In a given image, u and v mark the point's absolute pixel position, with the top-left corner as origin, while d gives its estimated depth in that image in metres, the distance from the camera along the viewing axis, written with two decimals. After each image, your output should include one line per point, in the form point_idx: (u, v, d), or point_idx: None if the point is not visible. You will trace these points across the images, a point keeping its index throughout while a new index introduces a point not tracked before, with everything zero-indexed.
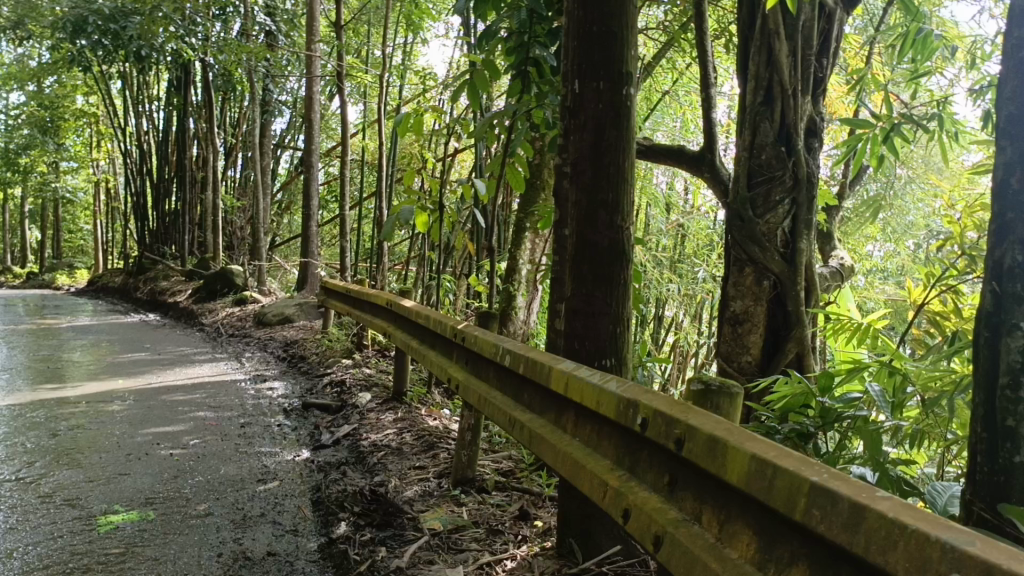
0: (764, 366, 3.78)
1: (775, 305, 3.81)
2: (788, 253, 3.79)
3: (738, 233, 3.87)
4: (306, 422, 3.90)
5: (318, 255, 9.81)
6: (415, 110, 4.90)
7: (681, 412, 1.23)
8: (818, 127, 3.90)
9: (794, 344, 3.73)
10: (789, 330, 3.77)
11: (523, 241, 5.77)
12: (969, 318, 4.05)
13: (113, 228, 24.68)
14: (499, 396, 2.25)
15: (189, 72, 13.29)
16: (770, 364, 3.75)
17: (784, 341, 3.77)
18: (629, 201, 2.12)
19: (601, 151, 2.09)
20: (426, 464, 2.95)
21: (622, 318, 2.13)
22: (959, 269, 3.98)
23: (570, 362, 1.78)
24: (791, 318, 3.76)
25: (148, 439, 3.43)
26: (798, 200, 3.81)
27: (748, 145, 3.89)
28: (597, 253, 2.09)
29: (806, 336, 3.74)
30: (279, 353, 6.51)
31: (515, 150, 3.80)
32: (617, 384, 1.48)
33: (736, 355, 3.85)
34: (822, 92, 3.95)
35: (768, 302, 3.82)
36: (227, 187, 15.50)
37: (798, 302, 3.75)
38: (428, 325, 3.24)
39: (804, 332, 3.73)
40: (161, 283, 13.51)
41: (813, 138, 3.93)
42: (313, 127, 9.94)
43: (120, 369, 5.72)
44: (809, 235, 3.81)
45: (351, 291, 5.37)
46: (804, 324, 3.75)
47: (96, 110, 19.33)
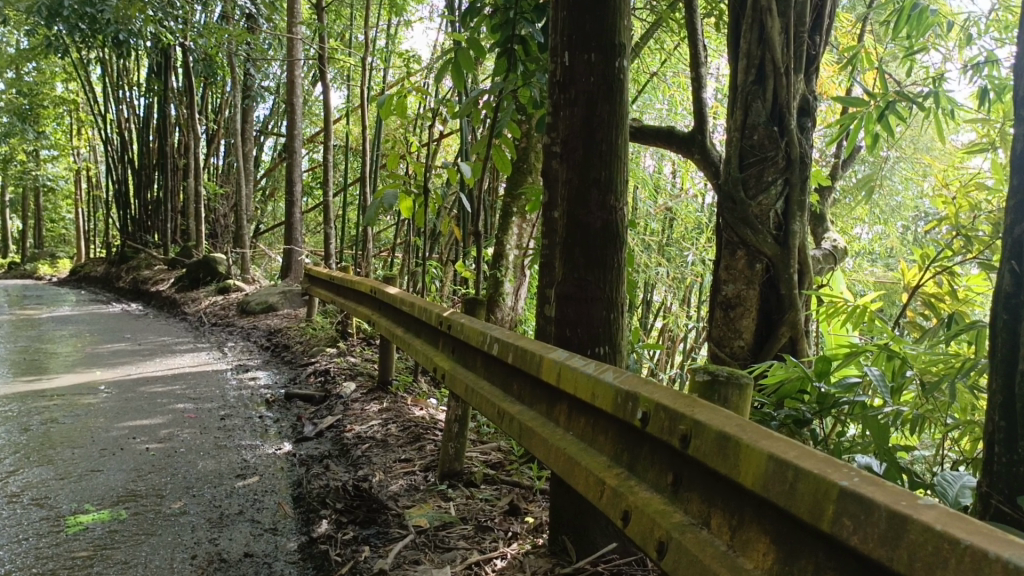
0: (757, 351, 3.68)
1: (768, 289, 3.71)
2: (782, 236, 3.69)
3: (731, 215, 3.77)
4: (289, 413, 3.79)
5: (302, 242, 9.66)
6: (398, 90, 4.75)
7: (686, 405, 1.13)
8: (811, 107, 3.80)
9: (787, 328, 3.63)
10: (783, 314, 3.68)
11: (511, 225, 5.68)
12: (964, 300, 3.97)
13: (94, 217, 24.34)
14: (486, 386, 2.14)
15: (168, 57, 13.01)
16: (764, 348, 3.66)
17: (778, 325, 3.67)
18: (622, 180, 2.01)
19: (592, 128, 1.98)
20: (412, 457, 2.84)
21: (616, 303, 2.02)
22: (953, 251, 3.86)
23: (561, 351, 1.68)
24: (785, 301, 3.66)
25: (123, 433, 3.30)
26: (792, 181, 3.71)
27: (741, 125, 3.78)
28: (589, 235, 1.98)
29: (799, 319, 3.64)
30: (263, 342, 6.38)
31: (501, 131, 3.67)
32: (614, 375, 1.38)
33: (730, 340, 3.76)
34: (816, 69, 3.84)
35: (761, 286, 3.72)
36: (209, 174, 15.27)
37: (791, 285, 3.65)
38: (412, 312, 3.13)
39: (798, 316, 3.63)
40: (143, 272, 13.30)
41: (806, 117, 3.82)
42: (295, 111, 9.75)
43: (99, 360, 5.57)
44: (802, 217, 3.71)
45: (335, 278, 5.24)
46: (797, 307, 3.65)
47: (74, 96, 18.97)
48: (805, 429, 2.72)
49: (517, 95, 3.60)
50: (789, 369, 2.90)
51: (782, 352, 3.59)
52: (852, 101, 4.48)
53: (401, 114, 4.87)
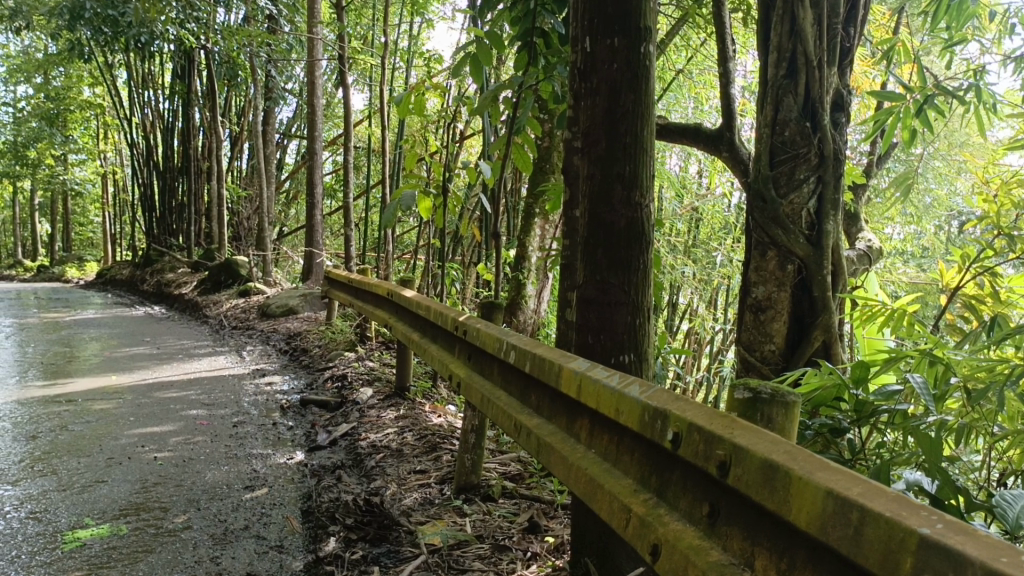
0: (788, 355, 3.51)
1: (800, 291, 3.53)
2: (814, 236, 3.52)
3: (760, 215, 3.60)
4: (303, 420, 3.68)
5: (323, 245, 9.60)
6: (417, 88, 4.62)
7: (724, 427, 0.98)
8: (846, 101, 3.62)
9: (819, 332, 3.45)
10: (815, 317, 3.49)
11: (534, 227, 5.57)
12: (1006, 303, 3.78)
13: (120, 221, 24.57)
14: (503, 397, 2.01)
15: (191, 60, 13.02)
16: (796, 353, 3.48)
17: (810, 328, 3.49)
18: (648, 174, 1.86)
19: (616, 119, 1.83)
20: (428, 469, 2.71)
21: (642, 308, 1.86)
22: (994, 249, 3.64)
23: (583, 360, 1.54)
24: (817, 304, 3.48)
25: (132, 441, 3.20)
26: (824, 178, 3.53)
27: (771, 121, 3.62)
28: (613, 234, 1.83)
29: (833, 323, 3.46)
30: (281, 345, 6.30)
31: (522, 128, 3.53)
32: (640, 389, 1.24)
33: (759, 344, 3.59)
34: (850, 63, 3.66)
35: (792, 288, 3.55)
36: (233, 177, 15.31)
37: (824, 287, 3.46)
38: (429, 316, 3.01)
39: (831, 319, 3.45)
40: (167, 275, 13.32)
41: (839, 112, 3.64)
42: (316, 112, 9.67)
43: (116, 364, 5.51)
44: (835, 216, 3.53)
45: (353, 280, 5.13)
46: (831, 310, 3.47)
47: (101, 101, 19.11)
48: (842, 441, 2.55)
49: (538, 90, 3.46)
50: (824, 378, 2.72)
51: (816, 358, 3.41)
52: (888, 96, 4.30)
53: (420, 113, 4.75)
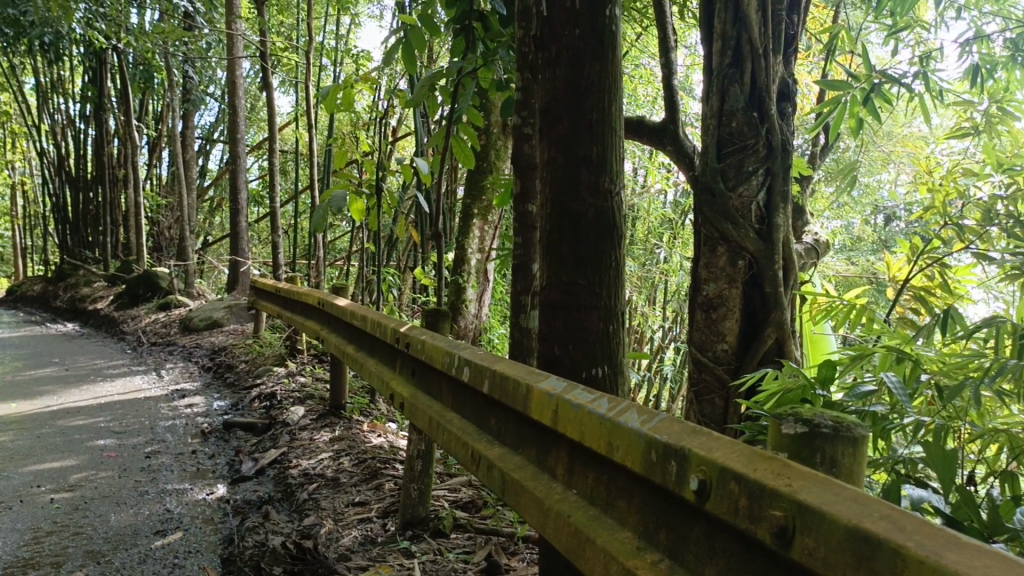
0: (744, 354, 3.32)
1: (752, 287, 3.34)
2: (764, 230, 3.33)
3: (709, 209, 3.39)
4: (225, 447, 3.32)
5: (250, 254, 9.13)
6: (344, 81, 4.28)
7: (777, 475, 0.72)
8: (793, 89, 3.44)
9: (773, 329, 3.27)
10: (767, 313, 3.31)
11: (472, 228, 5.31)
12: (956, 294, 3.64)
13: (31, 233, 23.27)
14: (454, 421, 1.73)
15: (103, 62, 12.27)
16: (749, 353, 3.29)
17: (762, 325, 3.30)
18: (617, 157, 1.61)
19: (579, 94, 1.58)
20: (368, 500, 2.41)
21: (615, 312, 1.60)
22: (942, 239, 3.51)
23: (554, 379, 1.28)
24: (769, 301, 3.29)
25: (26, 480, 2.79)
26: (773, 169, 3.35)
27: (716, 112, 3.42)
28: (577, 227, 1.58)
29: (785, 319, 3.29)
30: (204, 362, 5.88)
31: (460, 120, 3.25)
32: (638, 417, 0.98)
33: (711, 343, 3.38)
34: (795, 51, 3.50)
35: (744, 284, 3.34)
36: (153, 184, 14.58)
37: (776, 284, 3.28)
38: (364, 327, 2.71)
39: (784, 316, 3.27)
40: (83, 290, 12.58)
41: (786, 102, 3.47)
42: (238, 115, 9.16)
43: (18, 388, 5.00)
44: (785, 209, 3.34)
45: (281, 290, 4.77)
46: (783, 306, 3.29)
47: (8, 107, 18.02)
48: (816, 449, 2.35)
49: (477, 77, 3.18)
50: (785, 381, 2.53)
51: (773, 358, 3.22)
52: (835, 85, 4.14)
53: (348, 108, 4.41)
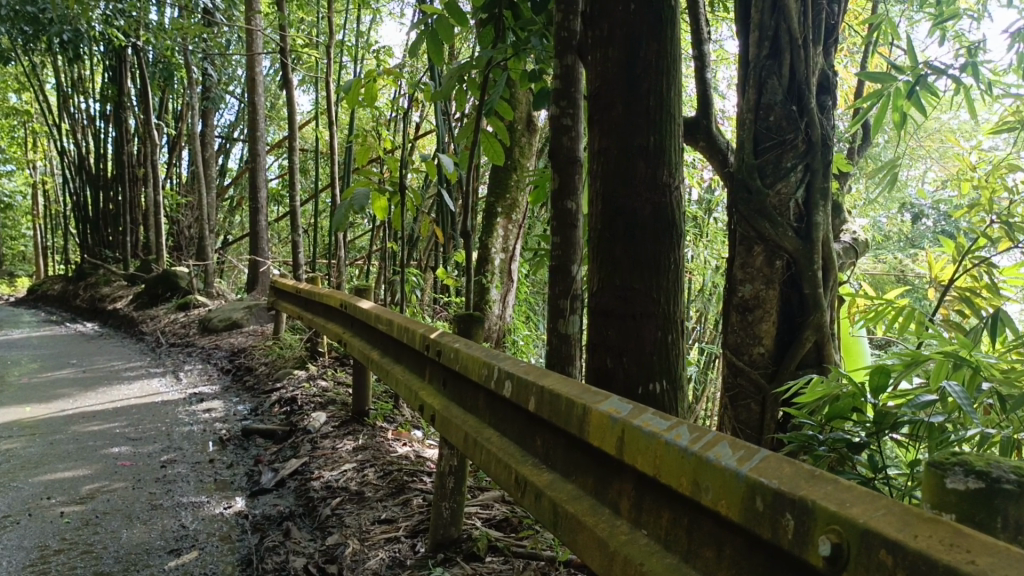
0: (782, 357, 3.14)
1: (790, 289, 3.15)
2: (802, 228, 3.11)
3: (745, 208, 3.17)
4: (244, 455, 3.18)
5: (270, 253, 9.02)
6: (367, 74, 4.12)
7: (955, 548, 0.55)
8: (833, 82, 3.23)
9: (812, 331, 3.08)
10: (805, 315, 3.12)
11: (495, 227, 5.17)
12: (1002, 298, 3.43)
13: (54, 232, 23.33)
14: (494, 439, 1.57)
15: (123, 60, 12.18)
16: (787, 357, 3.10)
17: (801, 327, 3.12)
18: (676, 147, 1.45)
19: (635, 75, 1.41)
20: (395, 517, 2.26)
21: (674, 320, 1.43)
22: (990, 239, 3.31)
23: (615, 399, 1.11)
24: (808, 302, 3.10)
25: (37, 491, 2.67)
26: (813, 165, 3.14)
27: (753, 105, 3.21)
28: (632, 224, 1.41)
29: (825, 322, 3.10)
30: (224, 363, 5.77)
31: (491, 115, 3.07)
32: (732, 454, 0.81)
33: (746, 347, 3.19)
34: (836, 42, 3.30)
35: (782, 285, 3.15)
36: (173, 183, 14.52)
37: (815, 285, 3.08)
38: (390, 331, 2.55)
39: (823, 318, 3.08)
40: (103, 289, 12.54)
41: (826, 95, 3.27)
42: (258, 112, 9.04)
43: (34, 391, 4.89)
44: (826, 207, 3.13)
45: (301, 291, 4.64)
46: (824, 308, 3.10)
47: (30, 107, 18.02)
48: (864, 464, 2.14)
49: (508, 67, 3.00)
50: (829, 386, 2.33)
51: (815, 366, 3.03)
52: (877, 77, 3.91)
53: (371, 103, 4.26)
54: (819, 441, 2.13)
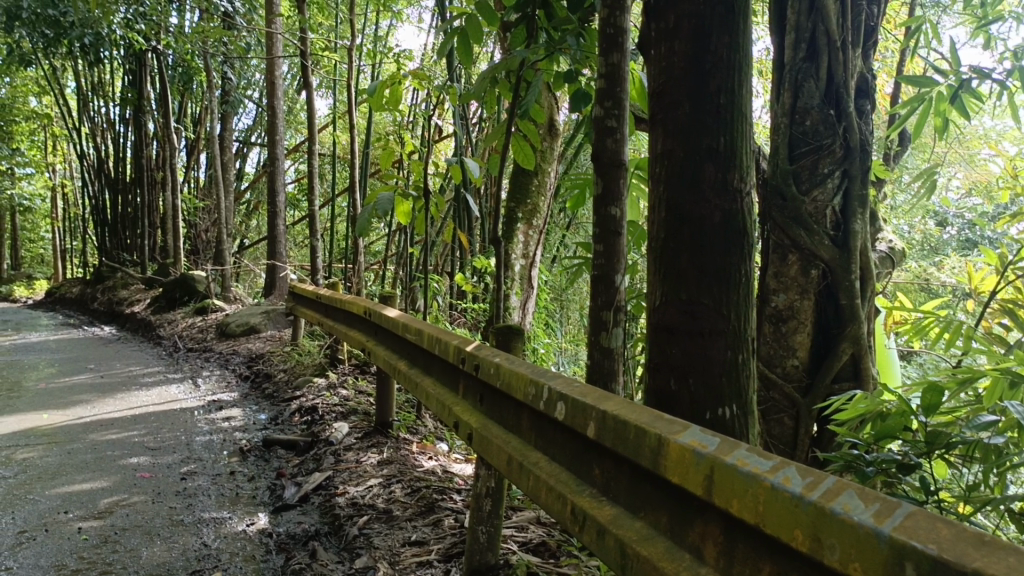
0: (815, 371, 2.90)
1: (826, 299, 2.93)
2: (839, 237, 2.92)
3: (779, 215, 3.00)
4: (265, 468, 3.08)
5: (287, 257, 8.94)
6: (391, 76, 4.00)
7: None
8: (872, 86, 3.05)
9: (848, 343, 2.85)
10: (841, 326, 2.89)
11: (516, 233, 5.07)
12: None
13: (72, 235, 23.38)
14: (543, 464, 1.46)
15: (142, 64, 12.15)
16: (821, 371, 2.87)
17: (836, 340, 2.88)
18: (747, 150, 1.33)
19: (704, 72, 1.30)
20: (426, 539, 2.14)
21: (745, 340, 1.31)
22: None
23: (696, 430, 1.00)
24: (844, 313, 2.87)
25: (54, 504, 2.57)
26: (851, 171, 2.95)
27: (788, 109, 3.06)
28: (701, 231, 1.29)
29: (863, 333, 2.86)
30: (241, 370, 5.67)
31: (526, 118, 2.94)
32: (866, 508, 0.70)
33: (779, 359, 2.96)
34: (876, 44, 3.12)
35: (817, 296, 2.94)
36: (190, 187, 14.49)
37: (853, 295, 2.85)
38: (420, 341, 2.44)
39: (861, 329, 2.85)
40: (120, 293, 12.50)
41: (865, 100, 3.09)
42: (277, 116, 8.97)
43: (52, 397, 4.81)
44: (864, 215, 2.92)
45: (322, 297, 4.55)
46: (861, 319, 2.87)
47: (49, 110, 18.03)
48: (917, 487, 1.98)
49: (543, 69, 2.87)
50: (873, 402, 2.20)
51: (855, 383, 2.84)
52: (918, 81, 3.73)
53: (395, 106, 4.15)
54: (866, 460, 1.95)
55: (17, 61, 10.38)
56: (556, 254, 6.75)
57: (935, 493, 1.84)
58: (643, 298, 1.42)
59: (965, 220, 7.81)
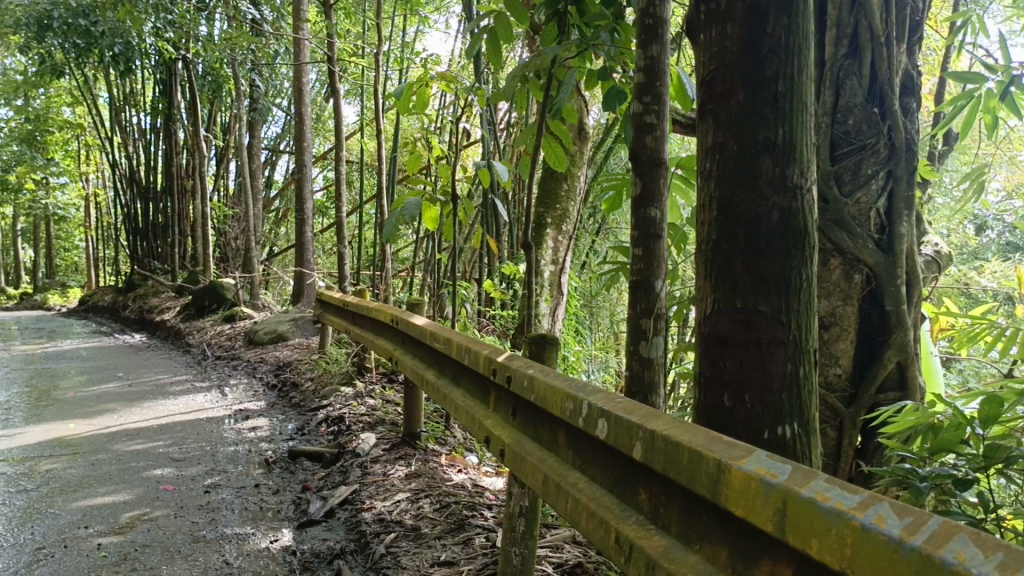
0: (860, 380, 2.72)
1: (870, 306, 2.74)
2: (884, 240, 2.74)
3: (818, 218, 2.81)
4: (290, 480, 3.00)
5: (314, 264, 8.91)
6: (418, 78, 3.91)
7: None
8: (919, 83, 2.84)
9: (894, 352, 2.66)
10: (887, 334, 2.70)
11: (546, 238, 4.97)
12: None
13: (105, 244, 23.66)
14: (582, 486, 1.34)
15: (172, 73, 12.26)
16: (866, 381, 2.69)
17: (881, 348, 2.70)
18: (808, 143, 1.21)
19: (760, 56, 1.18)
20: (456, 559, 2.03)
21: (806, 352, 1.19)
22: None
23: (762, 455, 0.88)
24: (890, 320, 2.68)
25: (74, 519, 2.50)
26: (896, 172, 2.76)
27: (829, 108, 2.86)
28: (757, 231, 1.18)
29: (910, 341, 2.68)
30: (269, 378, 5.61)
31: (559, 118, 2.82)
32: (986, 559, 0.58)
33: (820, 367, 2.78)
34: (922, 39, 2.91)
35: (861, 302, 2.74)
36: (220, 195, 14.57)
37: (899, 301, 2.67)
38: (448, 350, 2.34)
39: (907, 337, 2.66)
40: (152, 300, 12.57)
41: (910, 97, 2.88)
42: (304, 123, 8.94)
43: (81, 405, 4.79)
44: (910, 218, 2.74)
45: (349, 304, 4.47)
46: (908, 326, 2.68)
47: (84, 121, 18.28)
48: (978, 506, 1.82)
49: (576, 66, 2.75)
50: (923, 414, 2.05)
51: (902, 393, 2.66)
52: (967, 76, 3.43)
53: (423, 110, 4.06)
54: (919, 475, 1.80)
55: (50, 71, 10.49)
56: (586, 261, 6.62)
57: (996, 512, 1.69)
58: (693, 306, 1.31)
59: (1009, 223, 7.54)
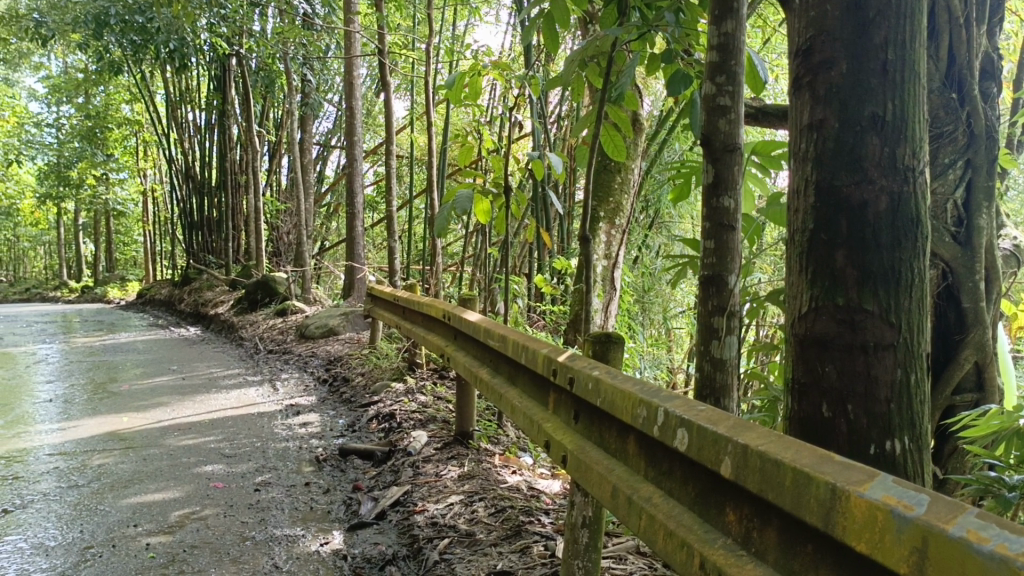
0: (935, 381, 2.54)
1: (946, 302, 2.54)
2: (962, 234, 2.48)
3: None
4: (341, 479, 2.93)
5: (365, 258, 8.89)
6: (470, 67, 3.80)
7: None
8: (1000, 65, 2.47)
9: (972, 351, 2.47)
10: (964, 333, 2.50)
11: (599, 232, 4.88)
12: None
13: (162, 238, 24.08)
14: (658, 499, 1.23)
15: (226, 69, 12.36)
16: (941, 381, 2.51)
17: (958, 347, 2.50)
18: (919, 120, 1.11)
19: (866, 24, 1.10)
20: (513, 569, 1.93)
21: (915, 356, 1.11)
22: None
23: (888, 480, 0.75)
24: (968, 318, 2.48)
25: (124, 517, 2.46)
26: (974, 161, 2.46)
27: None
28: (863, 218, 1.09)
29: (989, 339, 2.48)
30: (320, 373, 5.59)
31: (622, 103, 2.68)
32: None
33: None
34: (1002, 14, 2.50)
35: (935, 299, 2.54)
36: (272, 190, 14.68)
37: (978, 298, 2.46)
38: (504, 347, 2.23)
39: (987, 335, 2.46)
40: (206, 294, 12.74)
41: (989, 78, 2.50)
42: (355, 118, 8.91)
43: (136, 398, 4.81)
44: (991, 208, 2.45)
45: (400, 299, 4.40)
46: (987, 325, 2.48)
47: (142, 117, 18.61)
48: None
49: (640, 49, 2.61)
50: (1008, 417, 1.84)
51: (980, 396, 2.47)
52: None
53: (475, 100, 3.96)
54: (1007, 483, 1.63)
55: (109, 68, 10.65)
56: (639, 255, 6.46)
57: None
58: (785, 303, 1.23)
59: None
